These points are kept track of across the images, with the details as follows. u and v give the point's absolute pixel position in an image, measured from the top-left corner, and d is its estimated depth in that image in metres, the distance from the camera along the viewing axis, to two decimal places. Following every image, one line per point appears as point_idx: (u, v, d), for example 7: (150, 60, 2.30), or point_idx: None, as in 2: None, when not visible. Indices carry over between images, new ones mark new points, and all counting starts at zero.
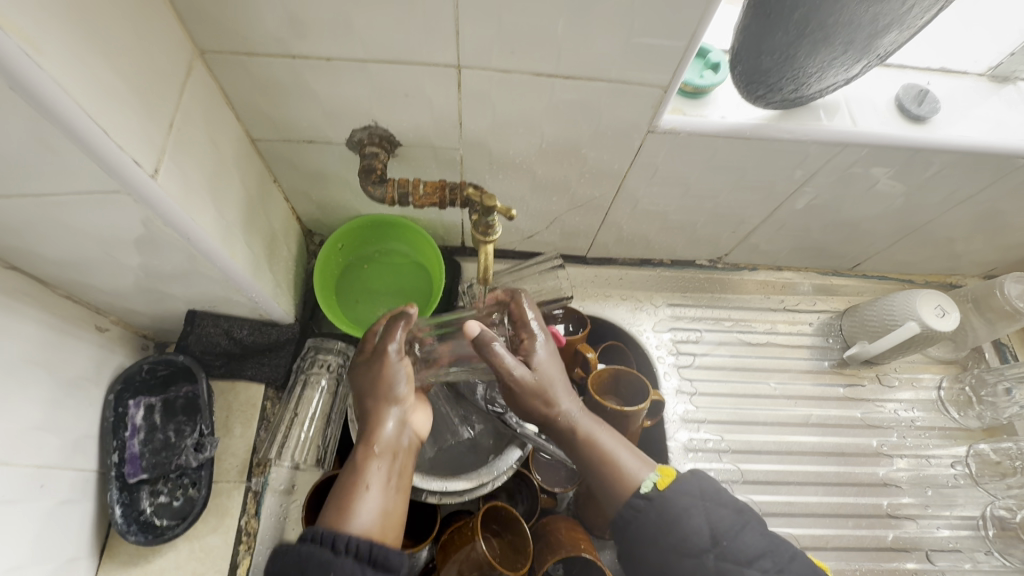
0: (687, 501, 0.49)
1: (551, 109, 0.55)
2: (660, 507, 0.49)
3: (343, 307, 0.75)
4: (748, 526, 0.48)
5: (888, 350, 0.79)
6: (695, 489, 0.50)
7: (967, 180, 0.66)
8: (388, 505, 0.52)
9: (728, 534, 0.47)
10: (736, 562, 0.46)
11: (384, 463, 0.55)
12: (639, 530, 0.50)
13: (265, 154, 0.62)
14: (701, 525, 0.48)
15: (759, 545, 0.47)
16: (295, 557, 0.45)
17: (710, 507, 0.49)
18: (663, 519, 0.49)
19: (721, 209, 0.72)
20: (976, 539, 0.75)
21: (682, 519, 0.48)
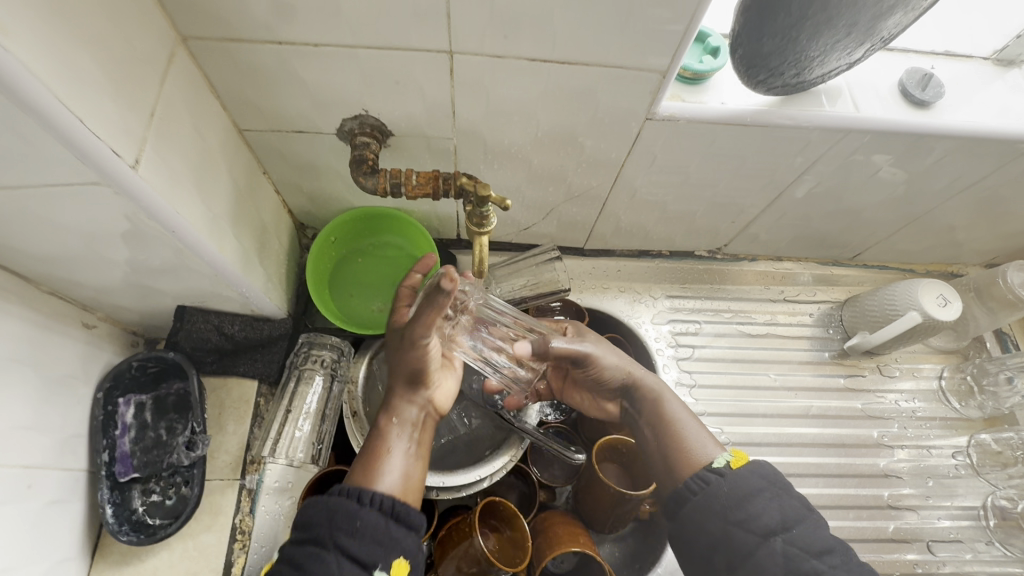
0: (760, 483, 0.49)
1: (546, 97, 0.53)
2: (731, 483, 0.49)
3: (337, 301, 0.73)
4: (820, 522, 0.47)
5: (889, 340, 0.78)
6: (769, 475, 0.50)
7: (972, 167, 0.65)
8: (410, 470, 0.52)
9: (797, 522, 0.47)
10: (804, 551, 0.45)
11: (406, 431, 0.55)
12: (704, 504, 0.50)
13: (254, 145, 0.60)
14: (772, 508, 0.47)
15: (828, 541, 0.46)
16: (325, 508, 0.45)
17: (782, 495, 0.49)
18: (735, 494, 0.48)
19: (721, 198, 0.71)
20: (976, 529, 0.75)
21: (753, 499, 0.48)
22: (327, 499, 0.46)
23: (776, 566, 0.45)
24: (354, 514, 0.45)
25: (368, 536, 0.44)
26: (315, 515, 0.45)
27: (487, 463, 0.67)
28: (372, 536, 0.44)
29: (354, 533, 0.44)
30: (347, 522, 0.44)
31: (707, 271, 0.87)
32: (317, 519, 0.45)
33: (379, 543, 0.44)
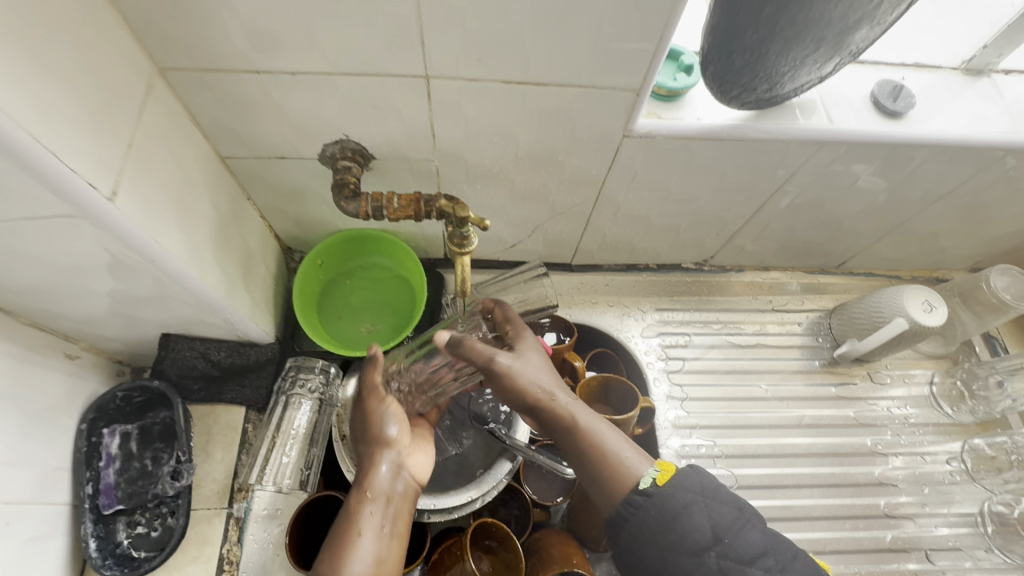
0: (687, 496, 0.47)
1: (524, 117, 0.54)
2: (657, 504, 0.47)
3: (326, 324, 0.74)
4: (753, 524, 0.46)
5: (878, 347, 0.78)
6: (696, 483, 0.48)
7: (948, 174, 0.66)
8: (383, 552, 0.52)
9: (730, 533, 0.45)
10: (738, 562, 0.44)
11: (378, 508, 0.54)
12: (637, 530, 0.47)
13: (237, 172, 0.61)
14: (703, 524, 0.46)
15: (764, 543, 0.45)
16: None
17: (710, 504, 0.47)
18: (662, 516, 0.46)
19: (703, 211, 0.72)
20: (975, 536, 0.74)
21: (682, 516, 0.46)
22: None
23: None
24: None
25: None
26: None
27: (476, 485, 0.67)
28: None
29: None
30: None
31: (694, 283, 0.88)
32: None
33: None
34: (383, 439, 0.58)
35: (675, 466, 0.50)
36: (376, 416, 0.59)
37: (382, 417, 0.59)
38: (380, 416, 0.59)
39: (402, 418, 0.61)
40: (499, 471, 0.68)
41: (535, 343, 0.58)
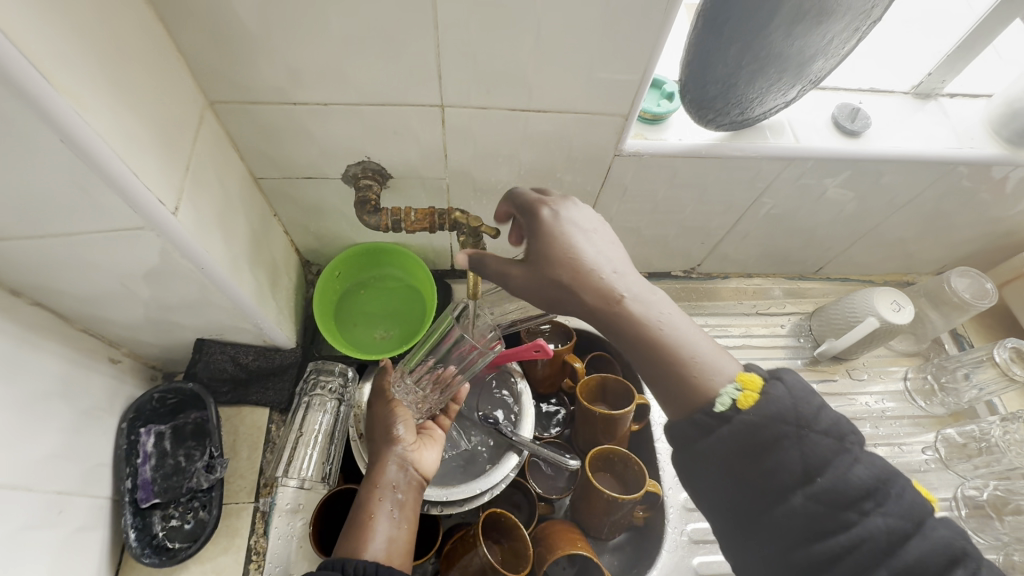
0: (780, 429, 0.42)
1: (526, 139, 0.61)
2: (741, 431, 0.43)
3: (342, 330, 0.79)
4: (853, 458, 0.42)
5: (853, 345, 0.85)
6: (792, 411, 0.42)
7: (906, 185, 0.74)
8: (395, 534, 0.57)
9: (825, 469, 0.41)
10: (831, 505, 0.40)
11: (388, 496, 0.60)
12: (713, 457, 0.44)
13: (267, 191, 0.67)
14: (793, 460, 0.41)
15: (867, 483, 0.41)
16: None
17: (807, 438, 0.42)
18: (749, 448, 0.42)
19: (689, 222, 0.79)
20: (951, 519, 0.79)
21: (773, 450, 0.41)
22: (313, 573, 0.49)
23: (796, 523, 0.41)
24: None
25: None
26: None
27: (484, 478, 0.72)
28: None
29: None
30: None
31: (684, 290, 0.94)
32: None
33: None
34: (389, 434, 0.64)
35: (761, 383, 0.44)
36: (383, 416, 0.66)
37: (388, 416, 0.66)
38: (386, 416, 0.66)
39: (407, 417, 0.66)
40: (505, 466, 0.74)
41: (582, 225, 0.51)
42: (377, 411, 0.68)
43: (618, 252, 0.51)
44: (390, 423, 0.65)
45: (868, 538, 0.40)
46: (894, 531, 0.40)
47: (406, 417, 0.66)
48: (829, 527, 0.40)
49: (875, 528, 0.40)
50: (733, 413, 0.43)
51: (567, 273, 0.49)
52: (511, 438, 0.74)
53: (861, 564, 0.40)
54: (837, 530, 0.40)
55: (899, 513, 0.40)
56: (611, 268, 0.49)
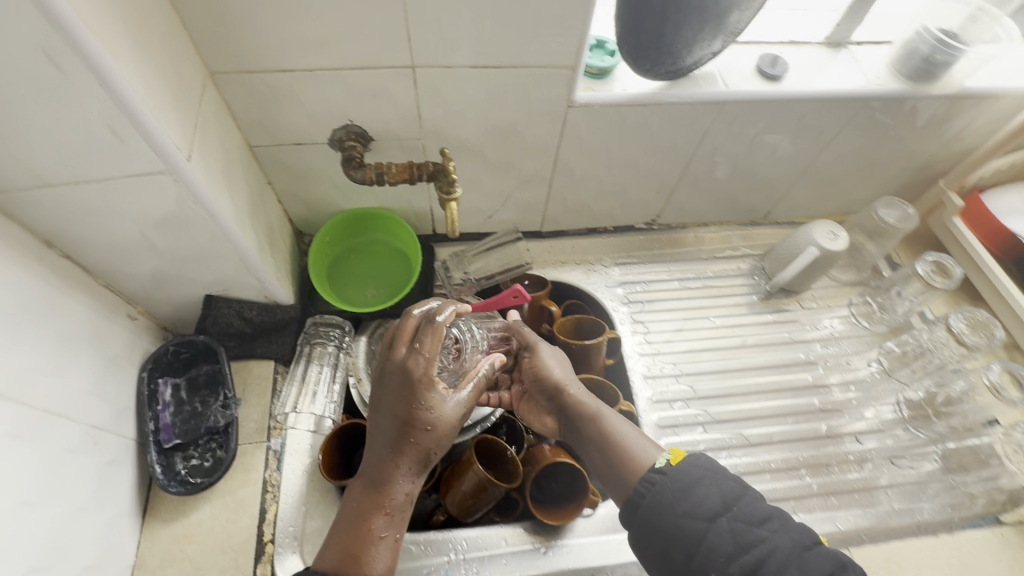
0: (698, 472, 0.59)
1: (489, 95, 0.70)
2: (674, 477, 0.60)
3: (337, 290, 0.87)
4: (754, 496, 0.58)
5: (800, 275, 0.95)
6: (708, 461, 0.60)
7: (827, 124, 0.84)
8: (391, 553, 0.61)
9: (737, 499, 0.57)
10: (746, 523, 0.55)
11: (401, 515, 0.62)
12: (657, 500, 0.59)
13: (261, 159, 0.74)
14: (712, 493, 0.57)
15: (767, 510, 0.56)
16: None
17: (719, 481, 0.59)
18: (679, 487, 0.58)
19: (642, 171, 0.88)
20: (896, 419, 0.88)
21: (697, 486, 0.58)
22: None
23: (725, 543, 0.54)
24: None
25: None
26: None
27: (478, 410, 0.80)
28: None
29: None
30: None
31: (648, 240, 1.03)
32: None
33: None
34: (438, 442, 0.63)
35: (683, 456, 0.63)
36: (448, 432, 0.64)
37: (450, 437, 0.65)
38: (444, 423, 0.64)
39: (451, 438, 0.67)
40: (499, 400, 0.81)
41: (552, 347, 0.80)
42: (449, 419, 0.64)
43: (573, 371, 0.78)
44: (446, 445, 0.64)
45: (778, 547, 0.53)
46: (795, 543, 0.54)
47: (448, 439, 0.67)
48: (751, 542, 0.54)
49: (780, 540, 0.54)
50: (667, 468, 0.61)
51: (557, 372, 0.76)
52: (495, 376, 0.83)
53: (774, 569, 0.52)
54: (754, 542, 0.54)
55: (795, 531, 0.55)
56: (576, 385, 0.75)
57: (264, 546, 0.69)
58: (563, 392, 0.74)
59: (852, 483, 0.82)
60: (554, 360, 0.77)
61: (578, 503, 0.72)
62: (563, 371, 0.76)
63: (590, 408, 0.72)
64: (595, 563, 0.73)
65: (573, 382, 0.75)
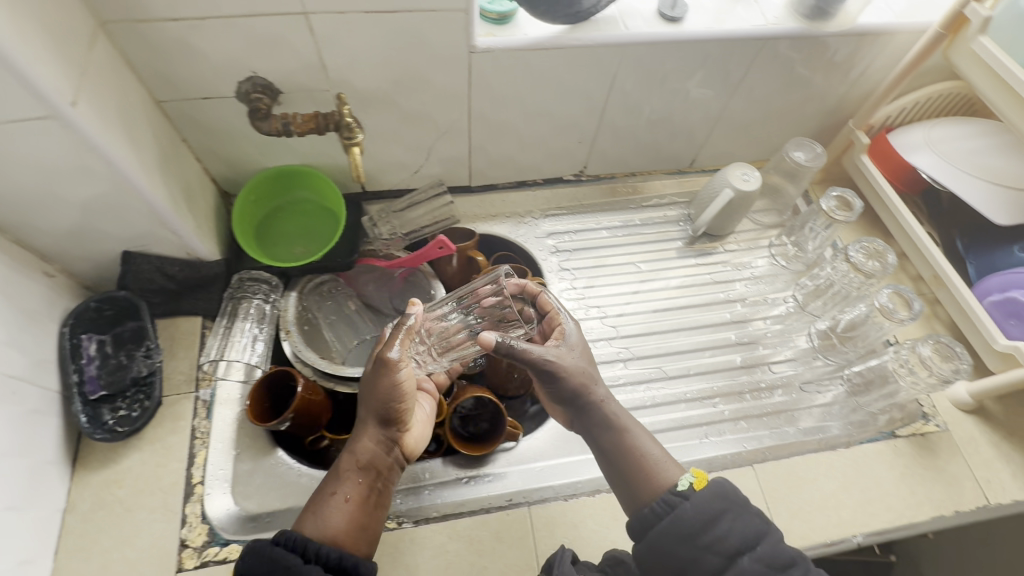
0: (723, 503, 0.58)
1: (389, 42, 0.71)
2: (695, 505, 0.58)
3: (264, 249, 0.89)
4: (775, 534, 0.58)
5: (717, 217, 0.99)
6: (733, 492, 0.59)
7: (734, 65, 0.87)
8: (354, 515, 0.62)
9: (760, 539, 0.57)
10: (768, 566, 0.55)
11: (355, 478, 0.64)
12: (674, 525, 0.57)
13: (172, 114, 0.75)
14: (736, 530, 0.57)
15: (790, 554, 0.56)
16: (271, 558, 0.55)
17: (741, 514, 0.58)
18: (703, 517, 0.57)
19: (560, 120, 0.90)
20: (808, 349, 0.94)
21: (720, 520, 0.57)
22: (271, 550, 0.56)
23: None
24: (293, 566, 0.54)
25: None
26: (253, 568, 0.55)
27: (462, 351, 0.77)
28: None
29: None
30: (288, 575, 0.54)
31: (576, 192, 1.06)
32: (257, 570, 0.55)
33: None
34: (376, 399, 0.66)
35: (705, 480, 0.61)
36: (377, 390, 0.66)
37: (383, 395, 0.65)
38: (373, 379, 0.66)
39: (407, 401, 0.67)
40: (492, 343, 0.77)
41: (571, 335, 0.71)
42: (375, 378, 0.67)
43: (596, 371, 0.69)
44: (383, 403, 0.65)
45: None
46: None
47: (407, 405, 0.67)
48: None
49: None
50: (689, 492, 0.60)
51: (582, 379, 0.67)
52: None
53: None
54: None
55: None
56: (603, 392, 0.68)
57: (194, 487, 0.72)
58: (586, 401, 0.67)
59: (763, 408, 0.87)
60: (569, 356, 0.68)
61: (498, 435, 0.77)
62: (587, 379, 0.68)
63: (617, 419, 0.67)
64: (514, 488, 0.77)
65: (596, 384, 0.68)
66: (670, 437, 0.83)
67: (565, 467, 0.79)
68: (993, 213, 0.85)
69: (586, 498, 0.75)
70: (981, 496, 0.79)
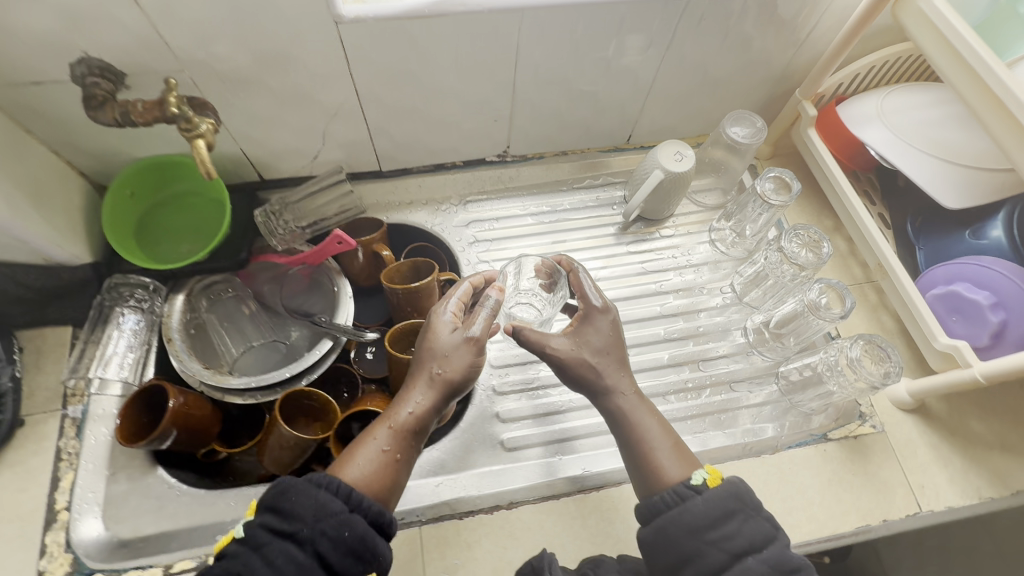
0: (735, 504, 0.57)
1: (237, 16, 0.61)
2: (707, 501, 0.57)
3: (145, 248, 0.81)
4: (785, 541, 0.57)
5: (649, 199, 0.90)
6: (748, 496, 0.58)
7: (657, 30, 0.77)
8: (387, 471, 0.63)
9: (768, 543, 0.55)
10: (774, 568, 0.54)
11: (398, 437, 0.65)
12: (682, 515, 0.57)
13: (5, 105, 0.66)
14: (744, 531, 0.56)
15: (799, 559, 0.55)
16: (314, 502, 0.56)
17: (753, 517, 0.57)
18: (712, 513, 0.56)
19: (466, 96, 0.81)
20: (742, 345, 0.86)
21: (729, 518, 0.56)
22: (317, 494, 0.56)
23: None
24: (339, 514, 0.56)
25: (349, 544, 0.55)
26: (296, 509, 0.55)
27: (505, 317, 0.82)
28: (352, 545, 0.55)
29: (336, 543, 0.55)
30: (335, 520, 0.55)
31: (499, 174, 0.97)
32: (301, 509, 0.55)
33: (353, 552, 0.55)
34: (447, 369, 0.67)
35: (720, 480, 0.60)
36: (454, 363, 0.68)
37: (455, 369, 0.67)
38: (450, 348, 0.68)
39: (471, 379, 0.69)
40: (548, 302, 0.80)
41: (601, 332, 0.69)
42: (454, 349, 0.68)
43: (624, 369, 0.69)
44: (452, 375, 0.67)
45: None
46: None
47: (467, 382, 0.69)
48: None
49: None
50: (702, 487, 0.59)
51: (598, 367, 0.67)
52: (325, 326, 0.81)
53: None
54: None
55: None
56: (628, 389, 0.68)
57: (57, 513, 0.67)
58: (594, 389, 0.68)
59: (688, 410, 0.81)
60: (592, 340, 0.68)
61: None
62: (591, 369, 0.67)
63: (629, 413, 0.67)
64: (405, 506, 0.71)
65: (618, 381, 0.68)
66: (584, 445, 0.78)
67: (466, 482, 0.73)
68: (942, 194, 0.76)
69: (485, 516, 0.70)
70: (913, 504, 0.73)
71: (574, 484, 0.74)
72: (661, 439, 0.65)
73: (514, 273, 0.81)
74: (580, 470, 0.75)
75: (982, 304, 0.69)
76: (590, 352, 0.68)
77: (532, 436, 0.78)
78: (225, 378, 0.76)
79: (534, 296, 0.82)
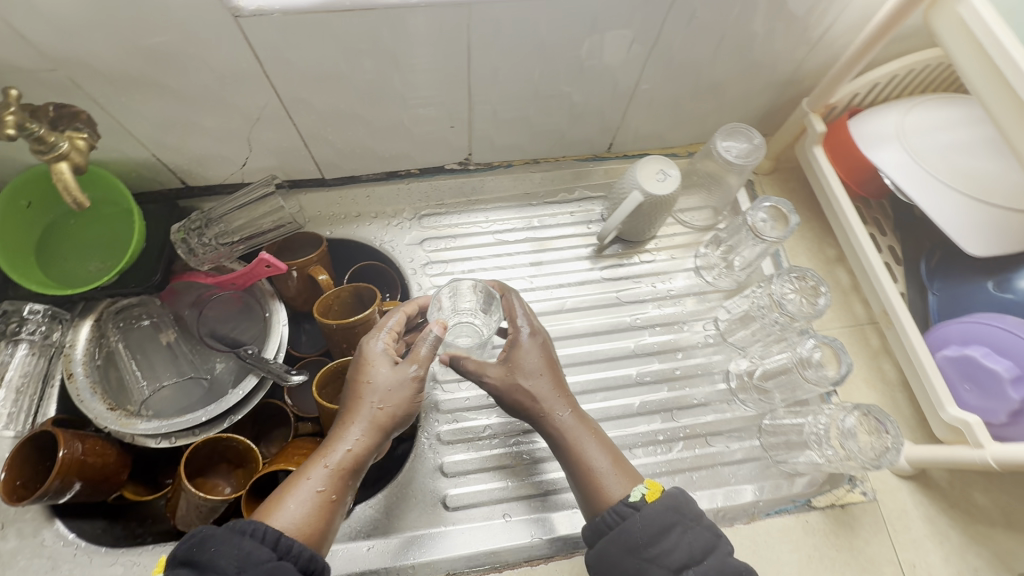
0: (673, 517, 0.52)
1: (111, 7, 0.50)
2: (645, 515, 0.53)
3: (43, 266, 0.71)
4: (727, 549, 0.53)
5: (628, 221, 0.79)
6: (684, 504, 0.54)
7: (639, 27, 0.64)
8: (319, 516, 0.53)
9: (710, 553, 0.51)
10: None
11: (333, 479, 0.55)
12: (622, 536, 0.52)
13: None
14: (682, 544, 0.51)
15: (743, 565, 0.52)
16: (235, 553, 0.47)
17: (692, 527, 0.52)
18: (650, 527, 0.52)
19: (416, 100, 0.70)
20: (724, 392, 0.77)
21: (668, 531, 0.52)
22: (241, 542, 0.48)
23: None
24: (266, 564, 0.47)
25: None
26: (215, 561, 0.46)
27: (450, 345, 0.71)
28: None
29: None
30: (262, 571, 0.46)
31: (461, 183, 0.86)
32: (221, 560, 0.46)
33: None
34: (391, 402, 0.59)
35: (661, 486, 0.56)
36: (399, 398, 0.59)
37: (400, 403, 0.59)
38: (396, 377, 0.60)
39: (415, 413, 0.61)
40: (486, 322, 0.69)
41: (537, 354, 0.64)
42: (399, 381, 0.60)
43: (562, 386, 0.63)
44: (396, 409, 0.59)
45: None
46: None
47: (411, 416, 0.61)
48: None
49: None
50: (643, 500, 0.54)
51: (533, 387, 0.62)
52: (250, 362, 0.70)
53: None
54: None
55: None
56: (569, 408, 0.62)
57: None
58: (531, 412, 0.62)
59: (657, 468, 0.72)
60: (530, 359, 0.63)
61: None
62: (525, 394, 0.62)
63: (566, 434, 0.61)
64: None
65: (557, 402, 0.62)
66: (533, 508, 0.69)
67: (400, 548, 0.65)
68: (963, 236, 0.65)
69: None
70: None
71: (522, 553, 0.66)
72: (605, 460, 0.59)
73: (451, 297, 0.70)
74: (531, 536, 0.67)
75: (1002, 376, 0.60)
76: (527, 374, 0.63)
77: (478, 493, 0.70)
78: (130, 421, 0.66)
79: (473, 316, 0.71)
